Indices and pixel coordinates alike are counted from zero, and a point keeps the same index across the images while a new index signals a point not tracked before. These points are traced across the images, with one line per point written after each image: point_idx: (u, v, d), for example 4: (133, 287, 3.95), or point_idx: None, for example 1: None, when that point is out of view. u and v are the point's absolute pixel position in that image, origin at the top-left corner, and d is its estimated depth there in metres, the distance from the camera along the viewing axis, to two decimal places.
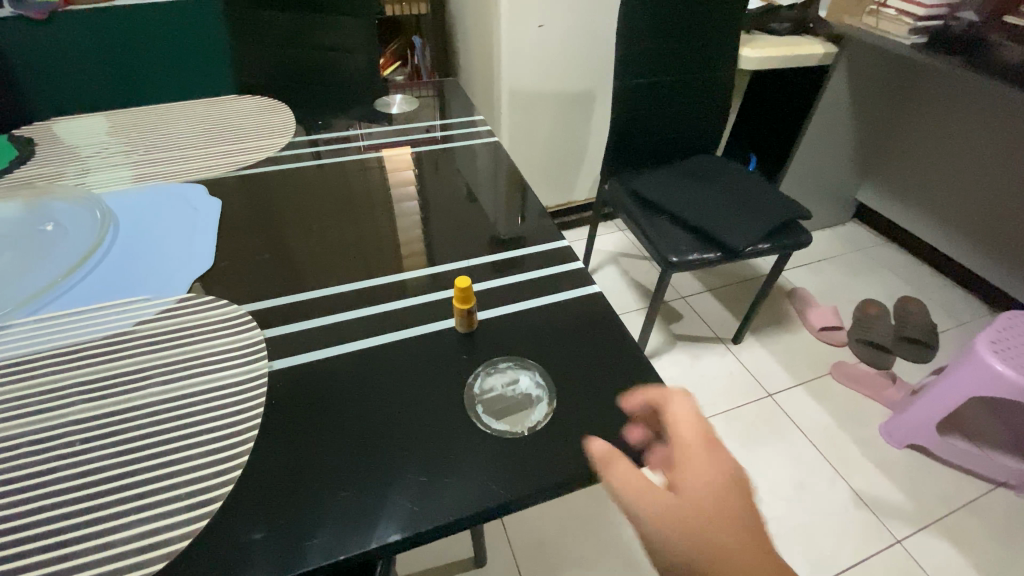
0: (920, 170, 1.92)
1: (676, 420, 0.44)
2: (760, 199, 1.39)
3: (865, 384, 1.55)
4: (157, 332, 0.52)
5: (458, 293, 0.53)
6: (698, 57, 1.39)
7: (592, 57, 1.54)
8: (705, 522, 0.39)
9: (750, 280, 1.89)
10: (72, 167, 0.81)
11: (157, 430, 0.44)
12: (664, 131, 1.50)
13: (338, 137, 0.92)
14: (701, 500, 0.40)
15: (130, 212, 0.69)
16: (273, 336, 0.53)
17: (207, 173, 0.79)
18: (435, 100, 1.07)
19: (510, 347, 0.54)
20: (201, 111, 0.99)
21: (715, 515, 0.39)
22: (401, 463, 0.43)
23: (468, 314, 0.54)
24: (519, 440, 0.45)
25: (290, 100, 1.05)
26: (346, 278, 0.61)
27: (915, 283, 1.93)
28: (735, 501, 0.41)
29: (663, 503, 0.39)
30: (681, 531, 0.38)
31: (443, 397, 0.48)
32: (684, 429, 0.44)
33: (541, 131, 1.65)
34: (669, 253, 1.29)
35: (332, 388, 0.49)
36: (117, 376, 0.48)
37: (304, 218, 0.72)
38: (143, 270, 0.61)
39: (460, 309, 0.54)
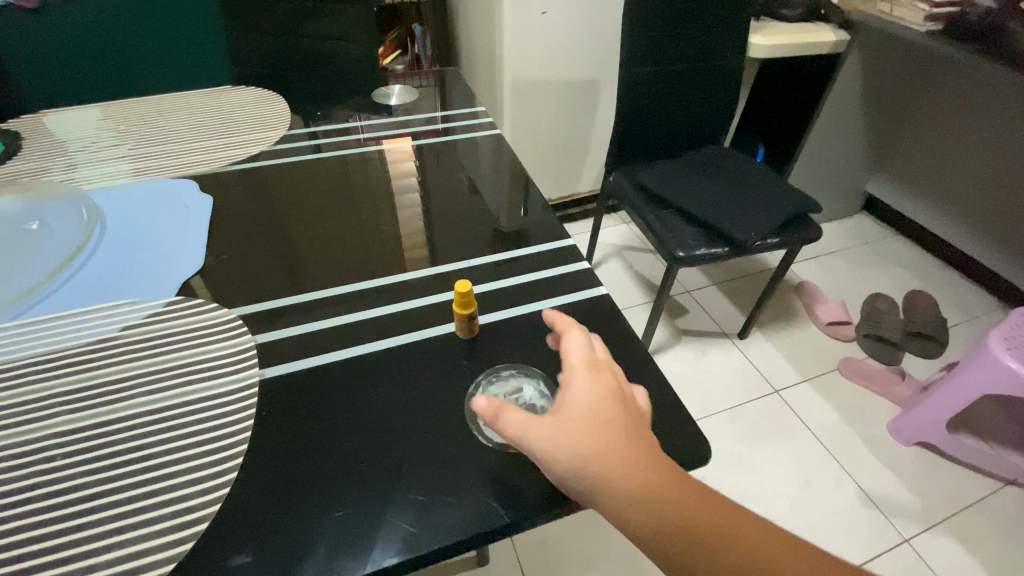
0: (932, 161, 1.88)
1: (568, 348, 0.45)
2: (768, 191, 1.35)
3: (873, 380, 1.52)
4: (144, 338, 0.50)
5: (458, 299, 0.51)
6: (706, 45, 1.35)
7: (597, 45, 1.49)
8: (592, 436, 0.39)
9: (756, 274, 1.86)
10: (60, 162, 0.78)
11: (142, 444, 0.42)
12: (671, 121, 1.46)
13: (336, 130, 0.89)
14: (589, 418, 0.40)
15: (118, 209, 0.67)
16: (264, 342, 0.51)
17: (199, 168, 0.76)
18: (436, 90, 1.03)
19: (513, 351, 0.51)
20: (195, 103, 0.96)
21: (602, 429, 0.40)
22: (399, 479, 0.41)
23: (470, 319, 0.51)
24: (522, 455, 0.43)
25: (287, 90, 1.02)
26: (341, 280, 0.58)
27: (924, 277, 1.90)
28: (617, 414, 0.41)
29: (552, 422, 0.40)
30: (568, 445, 0.39)
31: (443, 408, 0.46)
32: (574, 353, 0.44)
33: (544, 121, 1.62)
34: (676, 248, 1.26)
35: (325, 397, 0.46)
36: (101, 385, 0.46)
37: (298, 215, 0.69)
38: (129, 271, 0.58)
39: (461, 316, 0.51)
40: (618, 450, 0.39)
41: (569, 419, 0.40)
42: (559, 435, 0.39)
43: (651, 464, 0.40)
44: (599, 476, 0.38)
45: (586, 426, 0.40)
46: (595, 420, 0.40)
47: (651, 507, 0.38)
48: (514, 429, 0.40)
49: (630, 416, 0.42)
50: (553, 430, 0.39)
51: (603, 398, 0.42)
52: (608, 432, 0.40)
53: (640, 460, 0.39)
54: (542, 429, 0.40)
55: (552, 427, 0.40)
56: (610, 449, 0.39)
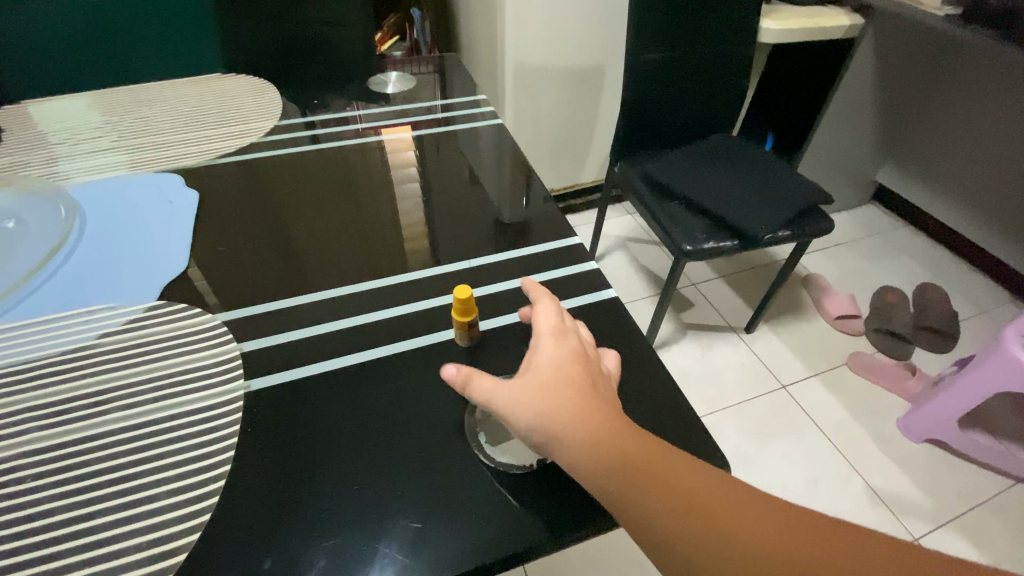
0: (945, 149, 1.83)
1: (537, 313, 0.44)
2: (777, 181, 1.31)
3: (882, 376, 1.49)
4: (121, 347, 0.47)
5: (456, 306, 0.47)
6: (716, 28, 1.29)
7: (602, 30, 1.44)
8: (556, 396, 0.39)
9: (764, 266, 1.82)
10: (40, 155, 0.74)
11: (116, 465, 0.39)
12: (678, 109, 1.41)
13: (332, 119, 0.85)
14: (553, 379, 0.40)
15: (99, 207, 0.63)
16: (250, 350, 0.47)
17: (185, 161, 0.72)
18: (435, 77, 0.99)
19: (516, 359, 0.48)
20: (184, 90, 0.92)
21: (567, 390, 0.40)
22: (393, 503, 0.38)
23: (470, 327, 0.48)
24: (526, 476, 0.40)
25: (280, 78, 0.98)
26: (333, 282, 0.55)
27: (935, 269, 1.85)
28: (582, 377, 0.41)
29: (515, 382, 0.40)
30: (530, 403, 0.39)
31: (441, 423, 0.43)
32: (543, 318, 0.44)
33: (547, 109, 1.57)
34: (683, 241, 1.22)
35: (315, 411, 0.43)
36: (75, 400, 0.43)
37: (289, 211, 0.65)
38: (107, 273, 0.55)
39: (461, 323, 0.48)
40: (583, 410, 0.39)
41: (533, 380, 0.40)
42: (522, 393, 0.39)
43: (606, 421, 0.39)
44: (563, 435, 0.38)
45: (549, 386, 0.40)
46: (560, 381, 0.40)
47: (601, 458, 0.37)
48: (478, 389, 0.40)
49: (595, 379, 0.42)
50: (517, 391, 0.40)
51: (569, 360, 0.41)
52: (572, 393, 0.39)
53: (611, 423, 0.39)
54: (505, 387, 0.40)
55: (515, 388, 0.40)
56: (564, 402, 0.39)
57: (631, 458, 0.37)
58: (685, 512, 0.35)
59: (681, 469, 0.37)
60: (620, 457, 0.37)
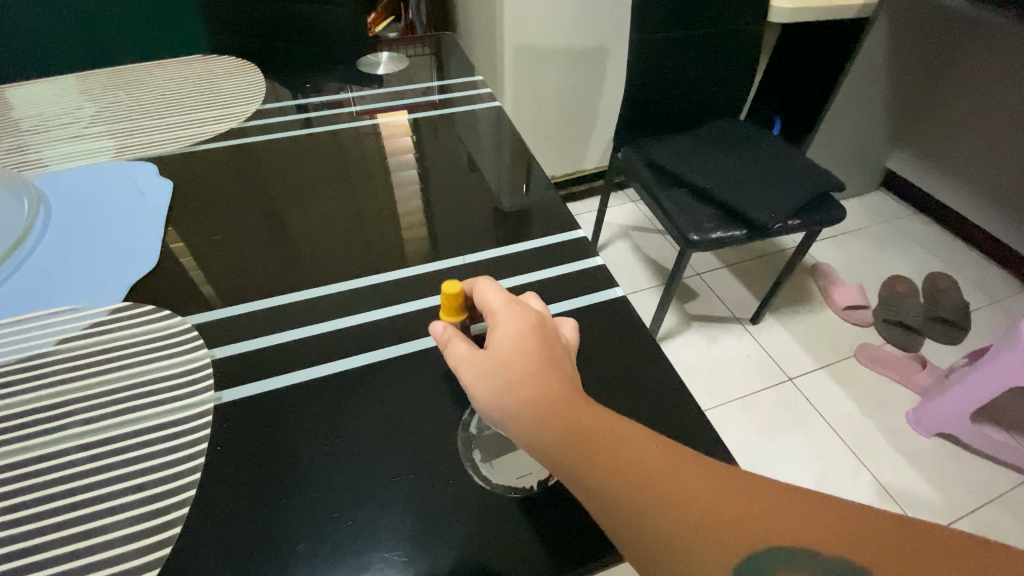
0: (958, 135, 1.77)
1: (480, 291, 0.42)
2: (783, 165, 1.27)
3: (892, 368, 1.45)
4: (81, 356, 0.43)
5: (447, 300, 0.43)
6: (725, 7, 1.23)
7: (606, 8, 1.37)
8: (515, 368, 0.36)
9: (771, 255, 1.78)
10: (11, 141, 0.70)
11: (70, 491, 0.35)
12: (684, 92, 1.35)
13: (323, 102, 0.80)
14: (511, 352, 0.37)
15: (65, 198, 0.59)
16: (224, 357, 0.43)
17: (162, 148, 0.68)
18: (432, 57, 0.93)
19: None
20: (166, 72, 0.87)
21: (522, 364, 0.37)
22: (377, 531, 0.34)
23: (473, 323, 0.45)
24: (525, 501, 0.36)
25: (268, 59, 0.92)
26: (318, 280, 0.51)
27: (946, 258, 1.81)
28: (539, 348, 0.38)
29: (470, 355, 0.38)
30: (487, 374, 0.37)
31: (431, 439, 0.39)
32: (489, 294, 0.41)
33: (547, 92, 1.51)
34: (690, 230, 1.17)
35: (292, 426, 0.39)
36: (28, 415, 0.39)
37: (270, 200, 0.60)
38: (68, 272, 0.50)
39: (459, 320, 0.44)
40: (543, 381, 0.36)
41: (488, 352, 0.37)
42: (476, 362, 0.37)
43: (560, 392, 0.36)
44: (524, 406, 0.35)
45: (505, 358, 0.37)
46: (516, 353, 0.37)
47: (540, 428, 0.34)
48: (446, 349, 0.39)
49: (556, 351, 0.39)
50: (472, 360, 0.37)
51: (526, 332, 0.38)
52: (532, 363, 0.37)
53: (587, 408, 0.35)
54: (463, 357, 0.38)
55: (471, 358, 0.37)
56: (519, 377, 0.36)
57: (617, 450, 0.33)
58: (683, 514, 0.30)
59: (679, 464, 0.33)
60: (602, 446, 0.33)
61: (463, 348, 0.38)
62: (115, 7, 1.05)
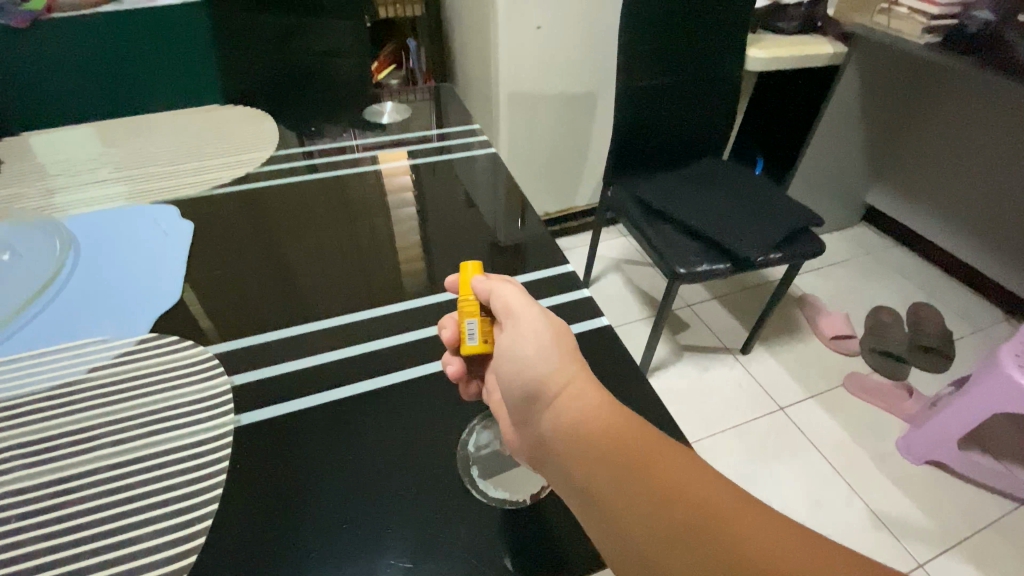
0: (930, 171, 1.87)
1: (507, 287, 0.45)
2: (770, 203, 1.34)
3: (880, 397, 1.48)
4: (111, 382, 0.46)
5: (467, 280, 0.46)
6: (704, 57, 1.33)
7: (593, 58, 1.48)
8: (561, 357, 0.41)
9: (758, 287, 1.84)
10: (39, 187, 0.75)
11: (102, 506, 0.38)
12: (670, 133, 1.44)
13: (332, 147, 0.86)
14: (555, 343, 0.41)
15: (93, 239, 0.63)
16: (242, 383, 0.47)
17: (182, 192, 0.73)
18: (431, 105, 1.01)
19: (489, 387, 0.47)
20: (187, 121, 0.94)
21: (567, 356, 0.41)
22: (383, 541, 0.37)
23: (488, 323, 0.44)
24: (519, 511, 0.40)
25: (279, 110, 1.00)
26: (328, 312, 0.55)
27: (929, 288, 1.87)
28: (573, 346, 0.42)
29: (525, 338, 0.41)
30: (529, 345, 0.41)
31: (432, 458, 0.42)
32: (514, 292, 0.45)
33: (541, 134, 1.59)
34: (677, 264, 1.23)
35: (306, 447, 0.43)
36: (62, 437, 0.42)
37: (284, 239, 0.66)
38: (97, 306, 0.54)
39: (474, 313, 0.44)
40: (569, 375, 0.40)
41: (540, 340, 0.41)
42: (526, 334, 0.42)
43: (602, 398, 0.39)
44: (544, 396, 0.40)
45: (548, 345, 0.41)
46: (558, 342, 0.42)
47: (580, 427, 0.38)
48: (498, 304, 0.44)
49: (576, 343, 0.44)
50: (524, 332, 0.42)
51: (559, 328, 0.43)
52: (563, 355, 0.41)
53: (618, 422, 0.38)
54: (510, 327, 0.42)
55: (523, 330, 0.42)
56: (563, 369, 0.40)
57: (646, 469, 0.35)
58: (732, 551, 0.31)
59: (716, 495, 0.34)
60: (630, 459, 0.36)
61: (515, 317, 0.43)
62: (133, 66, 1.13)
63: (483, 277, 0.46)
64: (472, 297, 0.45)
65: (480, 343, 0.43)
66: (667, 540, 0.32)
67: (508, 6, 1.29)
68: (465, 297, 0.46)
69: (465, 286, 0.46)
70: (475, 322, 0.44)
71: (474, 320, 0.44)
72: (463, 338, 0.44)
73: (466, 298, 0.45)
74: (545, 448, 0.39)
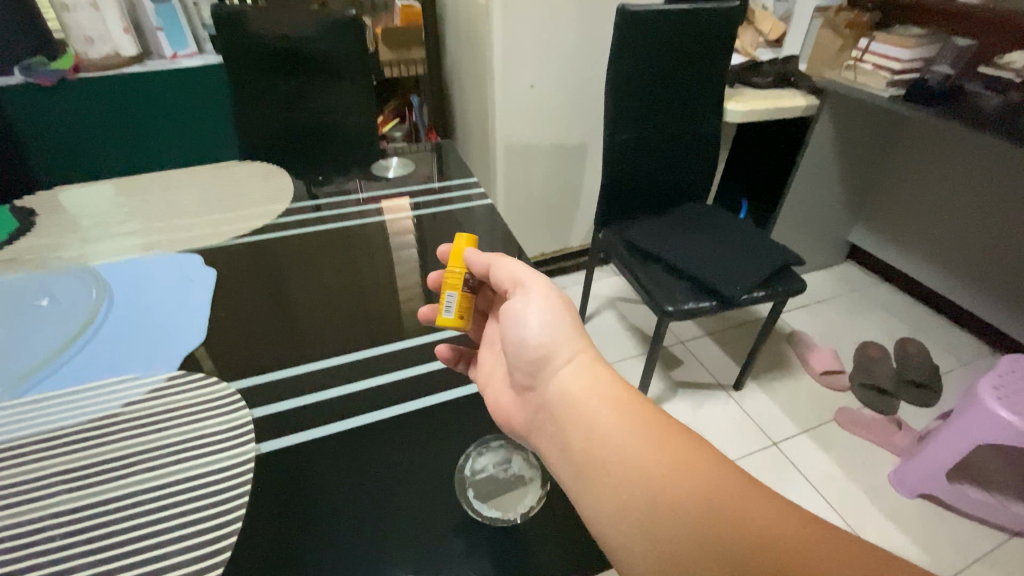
0: (908, 212, 1.96)
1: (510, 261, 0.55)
2: (752, 243, 1.42)
3: (870, 430, 1.51)
4: (144, 416, 0.51)
5: (462, 253, 0.56)
6: (686, 112, 1.44)
7: (583, 113, 1.59)
8: (568, 329, 0.51)
9: (748, 324, 1.90)
10: (72, 237, 0.82)
11: (138, 525, 0.43)
12: (656, 180, 1.53)
13: (341, 199, 0.94)
14: (562, 317, 0.52)
15: (124, 285, 0.70)
16: (262, 416, 0.53)
17: (204, 242, 0.80)
18: (434, 159, 1.10)
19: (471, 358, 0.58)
20: (208, 176, 1.03)
21: (571, 328, 0.52)
22: (388, 558, 0.41)
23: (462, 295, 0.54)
24: (511, 528, 0.44)
25: (293, 166, 1.08)
26: (339, 351, 0.61)
27: (914, 324, 1.92)
28: (580, 325, 0.52)
29: (536, 308, 0.52)
30: (540, 316, 0.52)
31: (432, 484, 0.47)
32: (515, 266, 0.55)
33: (536, 182, 1.69)
34: (665, 302, 1.29)
35: (320, 473, 0.48)
36: (101, 464, 0.47)
37: (299, 283, 0.72)
38: (130, 346, 0.60)
39: (451, 286, 0.54)
40: (577, 347, 0.50)
41: (548, 311, 0.52)
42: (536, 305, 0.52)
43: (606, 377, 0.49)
44: (554, 362, 0.50)
45: (556, 317, 0.52)
46: (565, 316, 0.52)
47: (588, 400, 0.47)
48: (507, 275, 0.54)
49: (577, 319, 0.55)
50: (534, 303, 0.52)
51: (564, 304, 0.54)
52: (571, 328, 0.51)
53: (628, 400, 0.47)
54: (522, 298, 0.53)
55: (534, 303, 0.52)
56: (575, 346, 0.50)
57: (654, 438, 0.44)
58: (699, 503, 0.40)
59: (693, 461, 0.43)
60: (640, 432, 0.45)
61: (526, 290, 0.53)
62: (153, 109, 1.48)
63: (478, 253, 0.55)
64: (458, 268, 0.55)
65: (454, 317, 0.54)
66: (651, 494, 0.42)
67: (503, 68, 1.41)
68: (455, 267, 0.55)
69: (458, 256, 0.56)
70: (454, 296, 0.54)
71: (446, 292, 0.54)
72: (442, 310, 0.54)
73: (454, 270, 0.55)
74: (552, 408, 0.48)
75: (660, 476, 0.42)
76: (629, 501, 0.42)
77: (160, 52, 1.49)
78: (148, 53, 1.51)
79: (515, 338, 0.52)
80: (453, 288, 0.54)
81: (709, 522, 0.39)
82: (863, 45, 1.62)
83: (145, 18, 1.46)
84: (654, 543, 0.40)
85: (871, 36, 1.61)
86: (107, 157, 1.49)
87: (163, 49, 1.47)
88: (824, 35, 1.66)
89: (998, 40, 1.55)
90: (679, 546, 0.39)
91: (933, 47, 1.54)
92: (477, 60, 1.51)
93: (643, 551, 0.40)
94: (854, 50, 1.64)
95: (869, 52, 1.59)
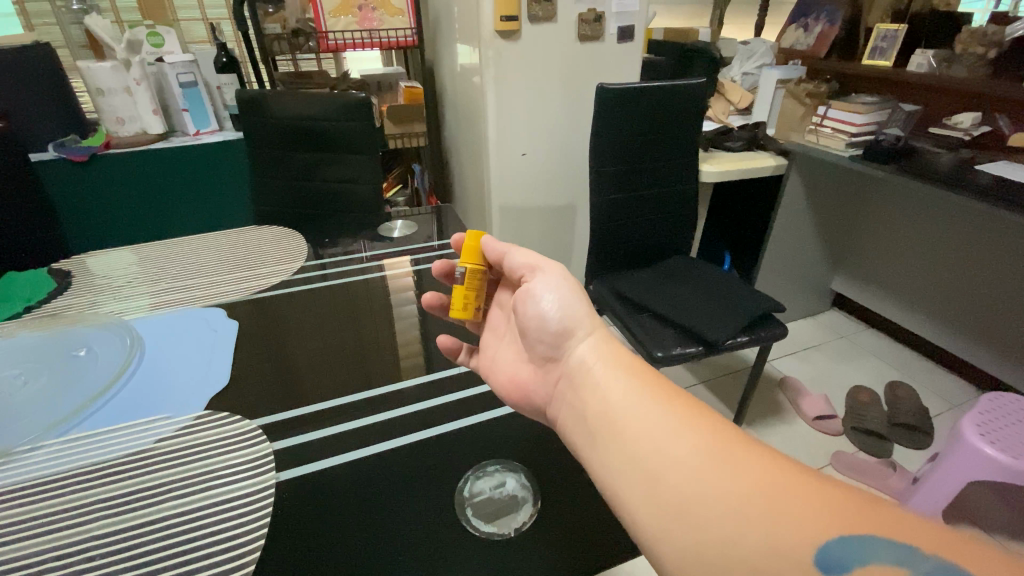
0: (882, 261, 2.07)
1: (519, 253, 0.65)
2: (735, 291, 1.51)
3: (865, 474, 1.52)
4: (175, 449, 0.57)
5: (473, 246, 0.65)
6: (666, 173, 1.57)
7: (572, 176, 1.73)
8: (586, 309, 0.61)
9: (739, 371, 1.95)
10: (104, 296, 0.90)
11: (170, 544, 0.47)
12: (641, 235, 1.64)
13: (348, 258, 1.04)
14: (576, 297, 0.62)
15: (154, 337, 0.77)
16: (281, 448, 0.58)
17: (227, 298, 0.88)
18: (434, 221, 1.20)
19: (482, 346, 0.71)
20: (224, 240, 1.13)
21: (588, 307, 0.61)
22: (396, 567, 0.47)
23: (467, 290, 0.65)
24: (506, 541, 0.49)
25: (305, 230, 1.19)
26: (350, 392, 0.67)
27: (901, 367, 1.97)
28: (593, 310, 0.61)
29: (555, 288, 0.62)
30: (558, 298, 0.61)
31: (434, 505, 0.52)
32: (522, 257, 0.65)
33: (530, 239, 1.80)
34: (655, 348, 1.35)
35: (332, 497, 0.53)
36: (135, 493, 0.52)
37: (313, 333, 0.80)
38: (161, 389, 0.67)
39: (457, 283, 0.66)
40: (591, 327, 0.59)
41: (565, 289, 0.62)
42: (553, 291, 0.62)
43: (622, 359, 0.56)
44: (574, 338, 0.59)
45: (574, 297, 0.62)
46: (582, 295, 0.63)
47: (608, 373, 0.55)
48: (525, 264, 0.64)
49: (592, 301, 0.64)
50: (553, 284, 0.62)
51: (576, 286, 0.64)
52: (585, 308, 0.61)
53: (639, 370, 0.54)
54: (541, 282, 0.63)
55: (549, 282, 0.63)
56: (593, 328, 0.59)
57: (664, 402, 0.50)
58: (704, 450, 0.45)
59: (700, 418, 0.48)
60: (652, 396, 0.51)
61: (544, 274, 0.63)
62: (173, 181, 1.61)
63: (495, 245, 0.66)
64: (467, 267, 0.64)
65: (461, 310, 0.65)
66: (662, 444, 0.46)
67: (498, 137, 1.56)
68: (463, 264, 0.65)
69: (468, 255, 0.65)
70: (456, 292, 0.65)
71: (455, 290, 0.66)
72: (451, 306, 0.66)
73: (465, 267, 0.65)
74: (574, 375, 0.57)
75: (670, 429, 0.47)
76: (631, 450, 0.47)
77: (185, 129, 1.65)
78: (174, 131, 1.66)
79: (539, 317, 0.61)
80: (460, 285, 0.65)
81: (703, 462, 0.44)
82: (822, 112, 1.75)
83: (172, 100, 1.61)
84: (654, 484, 0.45)
85: (829, 104, 1.75)
86: (126, 224, 1.61)
87: (188, 126, 1.63)
88: (787, 104, 1.82)
89: (947, 102, 1.71)
90: (680, 484, 0.44)
91: (883, 113, 1.68)
92: (473, 129, 1.67)
93: (647, 490, 0.45)
94: (814, 116, 1.79)
95: (827, 118, 1.73)
